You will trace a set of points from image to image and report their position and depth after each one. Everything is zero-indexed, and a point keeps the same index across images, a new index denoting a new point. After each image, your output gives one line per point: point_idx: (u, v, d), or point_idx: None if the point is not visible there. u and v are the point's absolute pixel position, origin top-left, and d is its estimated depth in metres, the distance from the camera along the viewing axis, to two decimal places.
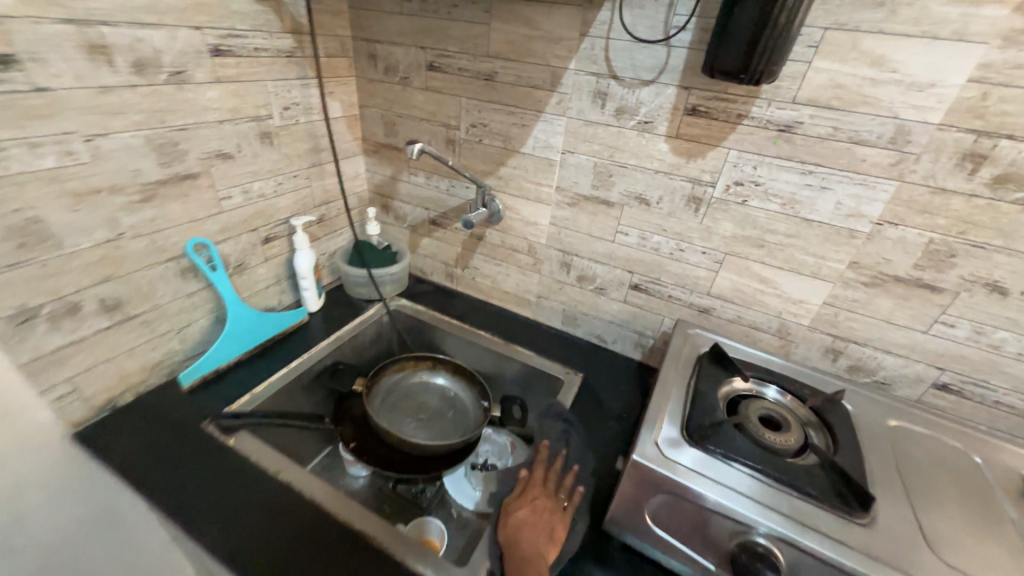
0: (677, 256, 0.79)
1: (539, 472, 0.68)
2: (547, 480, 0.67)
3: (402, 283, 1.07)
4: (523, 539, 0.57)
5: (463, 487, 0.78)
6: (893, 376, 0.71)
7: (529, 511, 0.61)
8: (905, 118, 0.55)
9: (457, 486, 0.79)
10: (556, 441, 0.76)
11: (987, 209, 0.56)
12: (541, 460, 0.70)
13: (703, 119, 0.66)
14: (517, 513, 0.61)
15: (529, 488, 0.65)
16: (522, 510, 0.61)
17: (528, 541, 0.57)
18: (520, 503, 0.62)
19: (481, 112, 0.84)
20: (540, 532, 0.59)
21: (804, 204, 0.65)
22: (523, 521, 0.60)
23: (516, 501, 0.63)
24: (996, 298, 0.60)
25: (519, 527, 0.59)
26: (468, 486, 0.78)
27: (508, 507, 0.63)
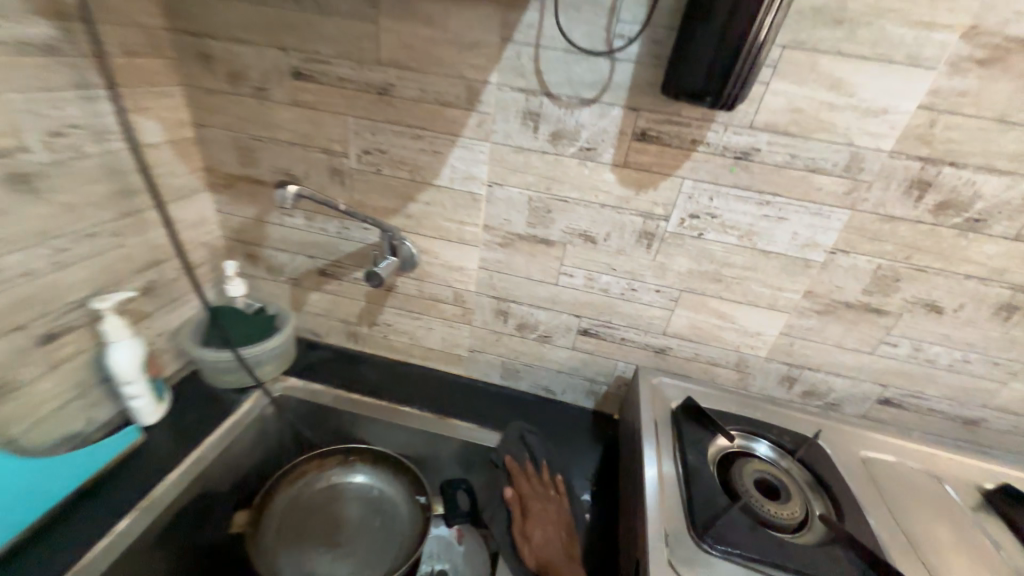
0: (629, 296, 0.69)
1: (524, 481, 0.66)
2: (534, 482, 0.67)
3: (287, 356, 0.81)
4: (553, 558, 0.59)
5: None
6: (843, 397, 0.71)
7: (542, 526, 0.62)
8: (860, 145, 0.52)
9: None
10: (513, 444, 0.72)
11: (930, 234, 0.56)
12: (517, 470, 0.68)
13: (654, 145, 0.57)
14: (534, 535, 0.61)
15: (526, 501, 0.64)
16: (538, 531, 0.61)
17: (556, 555, 0.59)
18: (531, 525, 0.62)
19: (376, 134, 0.64)
20: (558, 538, 0.61)
21: (761, 236, 0.60)
22: (543, 541, 0.61)
23: (524, 524, 0.62)
24: (934, 317, 0.61)
25: (543, 548, 0.60)
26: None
27: (521, 531, 0.62)
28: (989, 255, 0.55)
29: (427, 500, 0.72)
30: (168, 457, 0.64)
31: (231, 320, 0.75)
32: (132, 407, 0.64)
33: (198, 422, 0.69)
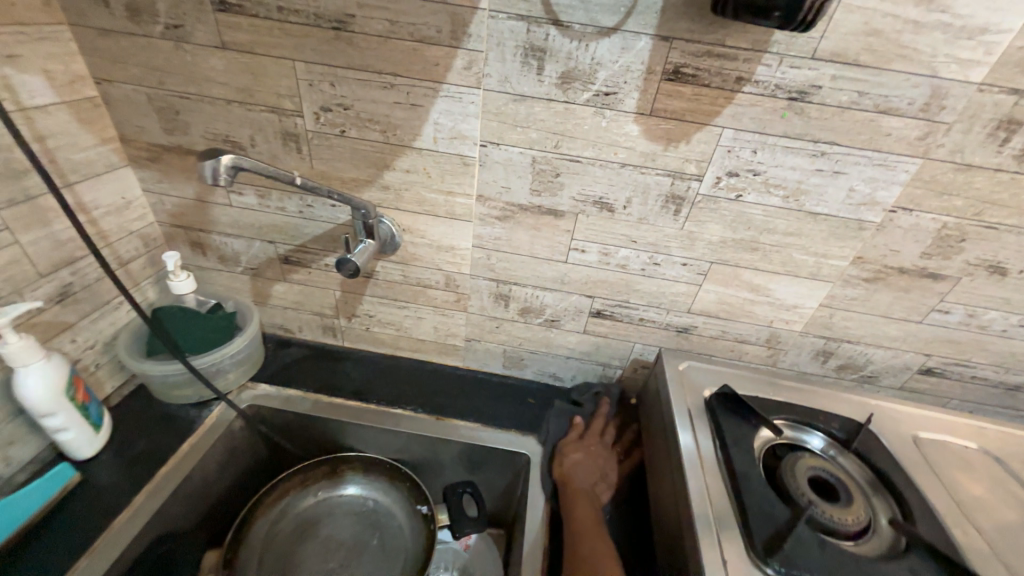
0: (650, 272, 0.60)
1: (598, 420, 0.66)
2: (605, 431, 0.66)
3: (254, 360, 0.69)
4: (577, 479, 0.59)
5: None
6: (881, 369, 0.64)
7: (584, 454, 0.61)
8: (944, 77, 0.42)
9: None
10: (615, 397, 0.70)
11: (1009, 185, 0.47)
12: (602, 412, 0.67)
13: (690, 86, 0.45)
14: (572, 454, 0.61)
15: (588, 434, 0.64)
16: (578, 454, 0.61)
17: (581, 479, 0.59)
18: (577, 446, 0.62)
19: (336, 85, 0.50)
20: (592, 472, 0.60)
21: (812, 194, 0.50)
22: (574, 466, 0.60)
23: (573, 442, 0.63)
24: (996, 280, 0.54)
25: (573, 468, 0.60)
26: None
27: (564, 446, 0.63)
28: None
29: (430, 511, 0.64)
30: (115, 496, 0.53)
31: (176, 323, 0.61)
32: (61, 440, 0.52)
33: (151, 449, 0.58)
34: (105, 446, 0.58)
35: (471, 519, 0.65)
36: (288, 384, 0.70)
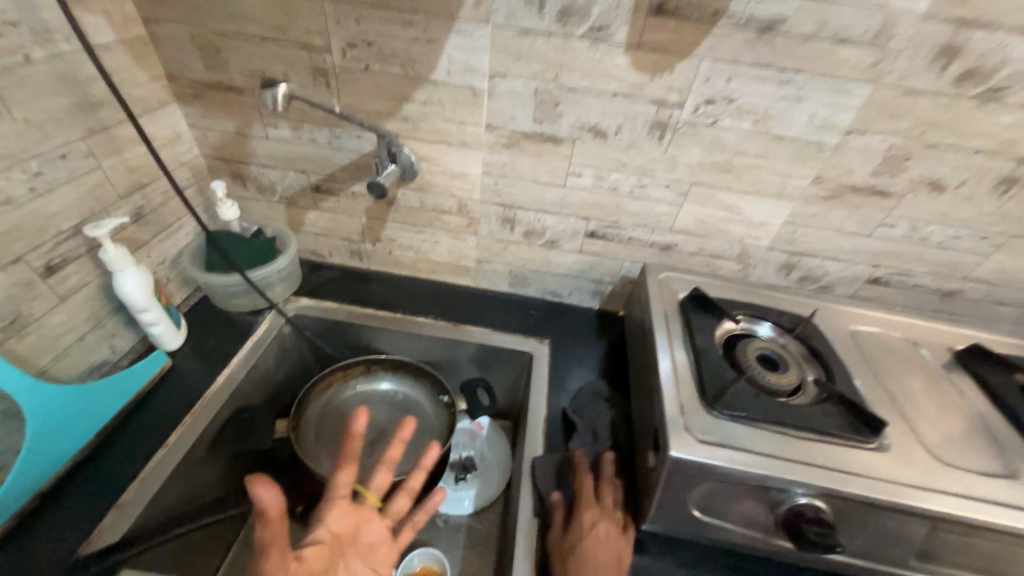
0: (637, 195, 0.68)
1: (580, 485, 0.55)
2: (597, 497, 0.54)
3: (294, 278, 0.80)
4: None
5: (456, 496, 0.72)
6: (836, 280, 0.75)
7: (584, 545, 0.49)
8: (893, 8, 0.49)
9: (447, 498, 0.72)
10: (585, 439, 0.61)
11: (947, 108, 0.55)
12: (582, 467, 0.57)
13: (672, 19, 0.52)
14: (570, 553, 0.49)
15: (574, 512, 0.53)
16: (574, 548, 0.49)
17: None
18: (568, 537, 0.51)
19: (361, 22, 0.57)
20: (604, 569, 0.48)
21: (778, 118, 0.58)
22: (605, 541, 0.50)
23: (563, 535, 0.52)
24: (935, 195, 0.62)
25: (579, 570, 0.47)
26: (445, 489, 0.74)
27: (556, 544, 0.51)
28: (1003, 126, 0.55)
29: (451, 399, 0.78)
30: (199, 377, 0.66)
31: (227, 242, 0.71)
32: (153, 333, 0.65)
33: (220, 347, 0.71)
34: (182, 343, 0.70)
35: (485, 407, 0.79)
36: (325, 299, 0.82)
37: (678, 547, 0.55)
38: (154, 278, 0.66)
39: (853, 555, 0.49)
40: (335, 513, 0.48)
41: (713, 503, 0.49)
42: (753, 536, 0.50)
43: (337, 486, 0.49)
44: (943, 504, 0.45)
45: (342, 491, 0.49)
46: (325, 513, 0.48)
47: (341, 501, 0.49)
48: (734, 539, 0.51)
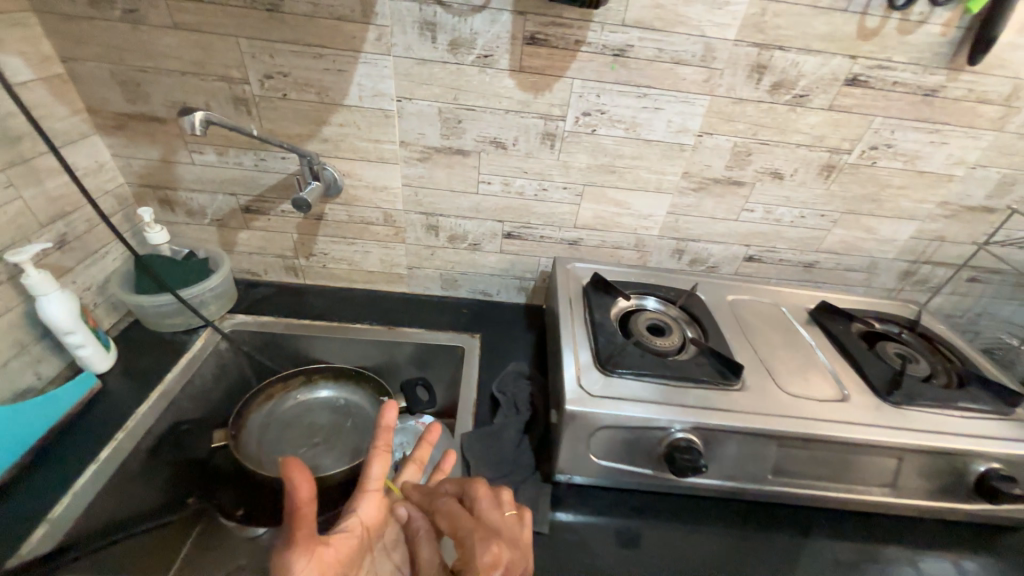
0: (541, 197, 0.78)
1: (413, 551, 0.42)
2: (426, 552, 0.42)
3: (228, 295, 0.83)
4: None
5: None
6: (720, 260, 0.87)
7: None
8: (711, 37, 0.61)
9: None
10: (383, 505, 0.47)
11: (769, 112, 0.68)
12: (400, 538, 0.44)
13: (544, 48, 0.63)
14: None
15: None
16: None
17: None
18: None
19: (275, 56, 0.63)
20: None
21: (644, 126, 0.70)
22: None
23: None
24: (778, 182, 0.76)
25: None
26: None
27: None
28: (813, 125, 0.69)
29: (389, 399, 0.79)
30: (131, 396, 0.67)
31: (157, 264, 0.74)
32: (81, 356, 0.66)
33: (153, 366, 0.72)
34: (113, 365, 0.71)
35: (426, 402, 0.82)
36: (261, 314, 0.85)
37: (589, 496, 0.63)
38: (80, 303, 0.67)
39: (727, 479, 0.57)
40: (366, 504, 0.46)
41: (609, 447, 0.56)
42: (647, 476, 0.58)
43: (370, 479, 0.47)
44: (788, 424, 0.56)
45: (377, 484, 0.47)
46: (357, 503, 0.45)
47: (374, 496, 0.46)
48: (634, 481, 0.59)
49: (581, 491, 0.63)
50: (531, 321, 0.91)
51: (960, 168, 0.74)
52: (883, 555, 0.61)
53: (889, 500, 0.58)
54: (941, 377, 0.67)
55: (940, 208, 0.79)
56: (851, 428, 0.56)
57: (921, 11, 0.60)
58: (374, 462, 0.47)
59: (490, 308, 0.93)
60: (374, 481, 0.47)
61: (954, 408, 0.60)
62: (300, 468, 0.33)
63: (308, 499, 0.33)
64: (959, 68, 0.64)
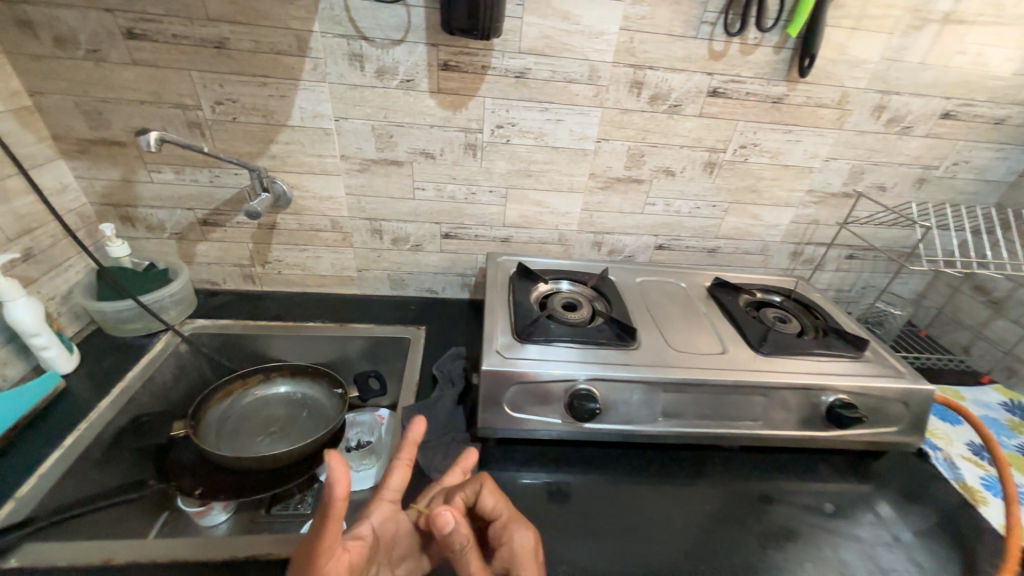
0: (471, 200, 0.89)
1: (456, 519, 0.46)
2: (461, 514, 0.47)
3: (188, 302, 0.90)
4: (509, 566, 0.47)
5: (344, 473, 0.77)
6: (634, 250, 1.00)
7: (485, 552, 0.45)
8: (593, 60, 0.75)
9: None
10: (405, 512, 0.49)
11: (652, 119, 0.82)
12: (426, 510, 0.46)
13: (456, 73, 0.75)
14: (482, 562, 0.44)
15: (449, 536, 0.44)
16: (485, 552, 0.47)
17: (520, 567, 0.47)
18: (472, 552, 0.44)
19: (224, 86, 0.73)
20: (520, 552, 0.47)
21: (550, 135, 0.82)
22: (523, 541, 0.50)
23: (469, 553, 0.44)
24: (671, 179, 0.89)
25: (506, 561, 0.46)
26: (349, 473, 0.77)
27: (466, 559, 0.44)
28: (690, 129, 0.83)
29: (343, 390, 0.85)
30: (93, 394, 0.73)
31: (119, 274, 0.81)
32: (46, 358, 0.72)
33: (115, 367, 0.78)
34: (76, 368, 0.77)
35: (378, 393, 0.89)
36: (220, 319, 0.92)
37: (513, 453, 0.72)
38: (45, 310, 0.73)
39: (626, 423, 0.67)
40: (378, 515, 0.45)
41: (522, 402, 0.66)
42: (558, 426, 0.67)
43: (387, 488, 0.47)
44: (670, 372, 0.67)
45: (392, 495, 0.47)
46: (370, 509, 0.45)
47: (387, 506, 0.46)
48: (547, 431, 0.68)
49: (507, 448, 0.72)
50: (473, 313, 1.01)
51: (817, 160, 0.89)
52: (767, 484, 0.71)
53: (763, 432, 0.69)
54: (808, 332, 0.79)
55: (809, 195, 0.94)
56: (722, 372, 0.68)
57: (755, 36, 0.75)
58: (393, 473, 0.48)
59: (436, 304, 1.03)
60: (390, 492, 0.47)
61: (812, 354, 0.73)
62: (344, 467, 0.36)
63: (341, 502, 0.36)
64: (795, 80, 0.79)
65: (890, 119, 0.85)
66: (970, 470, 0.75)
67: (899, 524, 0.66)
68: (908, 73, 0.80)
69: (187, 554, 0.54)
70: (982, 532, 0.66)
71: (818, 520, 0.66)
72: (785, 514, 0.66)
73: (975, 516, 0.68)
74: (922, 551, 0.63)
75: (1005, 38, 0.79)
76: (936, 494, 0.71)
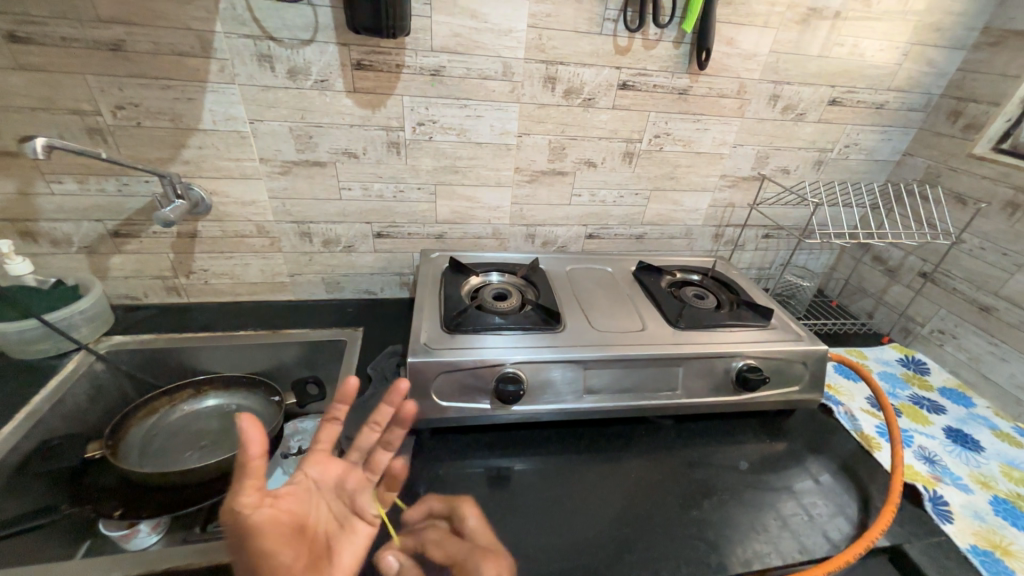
0: (400, 198, 0.90)
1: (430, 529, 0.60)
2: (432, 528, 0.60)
3: (104, 318, 0.86)
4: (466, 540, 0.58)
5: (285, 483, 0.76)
6: (566, 240, 1.03)
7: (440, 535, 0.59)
8: (505, 57, 0.77)
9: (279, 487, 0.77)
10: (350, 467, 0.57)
11: (569, 113, 0.85)
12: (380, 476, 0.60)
13: (370, 72, 0.75)
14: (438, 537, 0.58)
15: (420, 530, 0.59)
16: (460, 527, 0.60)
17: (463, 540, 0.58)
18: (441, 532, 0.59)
19: (124, 89, 0.70)
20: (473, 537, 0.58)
21: (471, 131, 0.84)
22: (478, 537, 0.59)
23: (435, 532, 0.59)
24: (593, 170, 0.94)
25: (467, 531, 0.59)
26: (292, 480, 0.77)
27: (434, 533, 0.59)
28: (605, 121, 0.87)
29: (279, 397, 0.83)
30: None
31: (21, 293, 0.77)
32: None
33: (22, 391, 0.74)
34: None
35: (317, 398, 0.87)
36: (141, 334, 0.88)
37: (449, 440, 0.73)
38: None
39: (553, 403, 0.70)
40: (311, 462, 0.54)
41: (450, 390, 0.67)
42: (488, 412, 0.69)
43: (320, 440, 0.55)
44: (591, 350, 0.70)
45: (324, 445, 0.55)
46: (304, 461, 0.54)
47: (320, 454, 0.55)
48: (478, 418, 0.69)
49: (443, 437, 0.73)
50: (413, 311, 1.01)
51: (726, 147, 0.96)
52: (690, 448, 0.76)
53: (684, 401, 0.74)
54: (723, 306, 0.85)
55: (723, 179, 1.00)
56: (640, 347, 0.72)
57: (655, 32, 0.80)
58: (321, 430, 0.54)
59: (375, 305, 1.02)
60: (321, 444, 0.55)
61: (724, 325, 0.78)
62: (255, 429, 0.39)
63: (259, 456, 0.40)
64: (696, 73, 0.85)
65: (784, 107, 0.93)
66: (867, 420, 0.83)
67: (804, 474, 0.72)
68: (797, 64, 0.88)
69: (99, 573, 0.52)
70: (875, 472, 0.73)
71: (733, 475, 0.71)
72: (706, 474, 0.71)
73: (870, 460, 0.75)
74: (823, 495, 0.69)
75: (876, 30, 0.88)
76: (837, 444, 0.78)
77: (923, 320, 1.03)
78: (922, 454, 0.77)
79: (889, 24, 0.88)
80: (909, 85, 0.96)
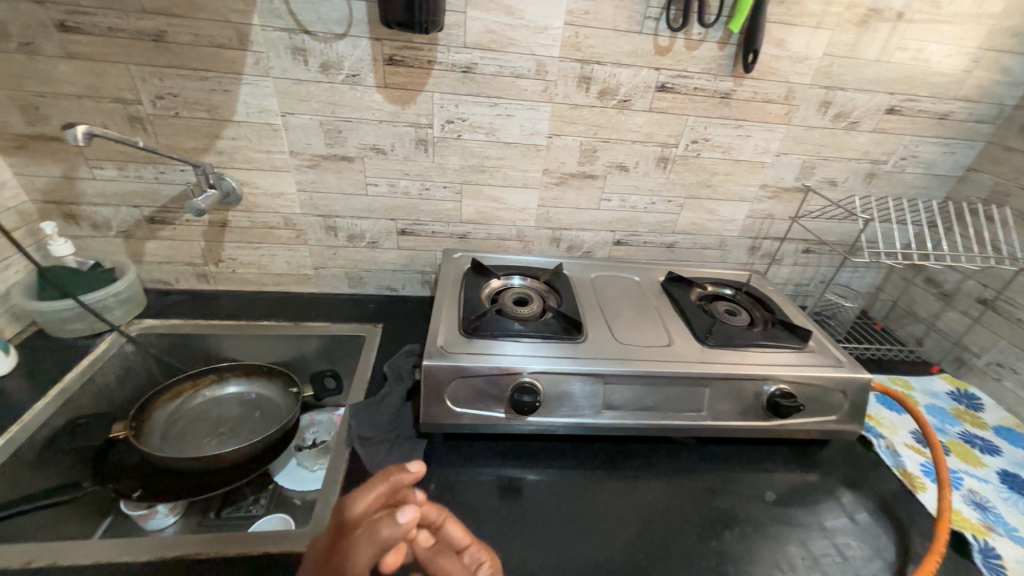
0: (425, 196, 0.89)
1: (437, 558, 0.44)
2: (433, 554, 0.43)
3: (136, 301, 0.89)
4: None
5: (299, 474, 0.77)
6: (593, 246, 1.00)
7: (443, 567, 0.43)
8: (539, 54, 0.75)
9: (292, 478, 0.77)
10: None
11: (603, 114, 0.82)
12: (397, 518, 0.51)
13: (402, 67, 0.74)
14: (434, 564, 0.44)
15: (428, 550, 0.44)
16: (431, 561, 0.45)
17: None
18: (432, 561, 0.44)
19: (164, 79, 0.72)
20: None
21: (500, 130, 0.82)
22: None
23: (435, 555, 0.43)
24: (625, 174, 0.90)
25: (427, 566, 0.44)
26: (303, 470, 0.77)
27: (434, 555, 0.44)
28: (640, 124, 0.84)
29: (297, 389, 0.84)
30: (29, 395, 0.72)
31: (61, 273, 0.80)
32: None
33: (57, 368, 0.77)
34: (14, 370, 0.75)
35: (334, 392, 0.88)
36: (171, 318, 0.90)
37: (461, 447, 0.71)
38: None
39: (570, 416, 0.67)
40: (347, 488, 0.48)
41: (464, 395, 0.65)
42: (501, 421, 0.67)
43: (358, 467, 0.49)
44: (613, 363, 0.67)
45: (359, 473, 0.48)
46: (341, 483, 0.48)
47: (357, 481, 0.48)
48: (491, 426, 0.67)
49: (455, 443, 0.72)
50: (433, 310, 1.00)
51: (768, 155, 0.90)
52: (713, 473, 0.72)
53: (710, 423, 0.70)
54: (756, 324, 0.81)
55: (762, 189, 0.95)
56: (665, 363, 0.68)
57: (699, 32, 0.76)
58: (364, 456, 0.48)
59: (395, 302, 1.02)
60: None
61: (756, 345, 0.74)
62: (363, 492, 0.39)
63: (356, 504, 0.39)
64: (741, 76, 0.80)
65: (836, 114, 0.87)
66: (911, 457, 0.76)
67: (837, 510, 0.67)
68: (852, 68, 0.82)
69: (112, 555, 0.53)
70: (917, 515, 0.67)
71: (759, 507, 0.67)
72: (729, 502, 0.67)
73: (912, 502, 0.70)
74: (858, 536, 0.64)
75: (945, 34, 0.81)
76: (876, 480, 0.73)
77: (980, 350, 0.95)
78: (972, 499, 0.71)
79: (960, 28, 0.81)
80: (979, 94, 0.88)
